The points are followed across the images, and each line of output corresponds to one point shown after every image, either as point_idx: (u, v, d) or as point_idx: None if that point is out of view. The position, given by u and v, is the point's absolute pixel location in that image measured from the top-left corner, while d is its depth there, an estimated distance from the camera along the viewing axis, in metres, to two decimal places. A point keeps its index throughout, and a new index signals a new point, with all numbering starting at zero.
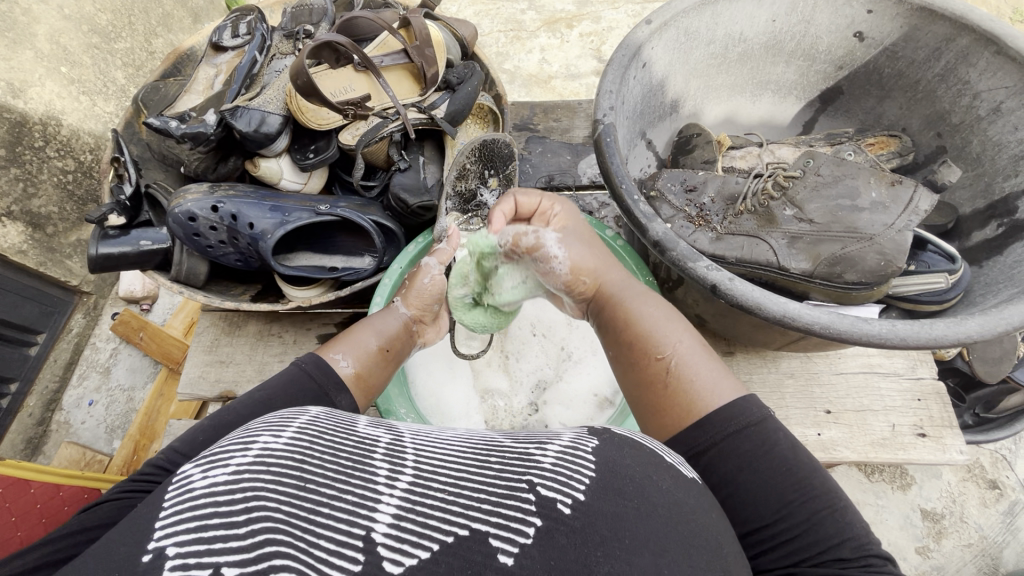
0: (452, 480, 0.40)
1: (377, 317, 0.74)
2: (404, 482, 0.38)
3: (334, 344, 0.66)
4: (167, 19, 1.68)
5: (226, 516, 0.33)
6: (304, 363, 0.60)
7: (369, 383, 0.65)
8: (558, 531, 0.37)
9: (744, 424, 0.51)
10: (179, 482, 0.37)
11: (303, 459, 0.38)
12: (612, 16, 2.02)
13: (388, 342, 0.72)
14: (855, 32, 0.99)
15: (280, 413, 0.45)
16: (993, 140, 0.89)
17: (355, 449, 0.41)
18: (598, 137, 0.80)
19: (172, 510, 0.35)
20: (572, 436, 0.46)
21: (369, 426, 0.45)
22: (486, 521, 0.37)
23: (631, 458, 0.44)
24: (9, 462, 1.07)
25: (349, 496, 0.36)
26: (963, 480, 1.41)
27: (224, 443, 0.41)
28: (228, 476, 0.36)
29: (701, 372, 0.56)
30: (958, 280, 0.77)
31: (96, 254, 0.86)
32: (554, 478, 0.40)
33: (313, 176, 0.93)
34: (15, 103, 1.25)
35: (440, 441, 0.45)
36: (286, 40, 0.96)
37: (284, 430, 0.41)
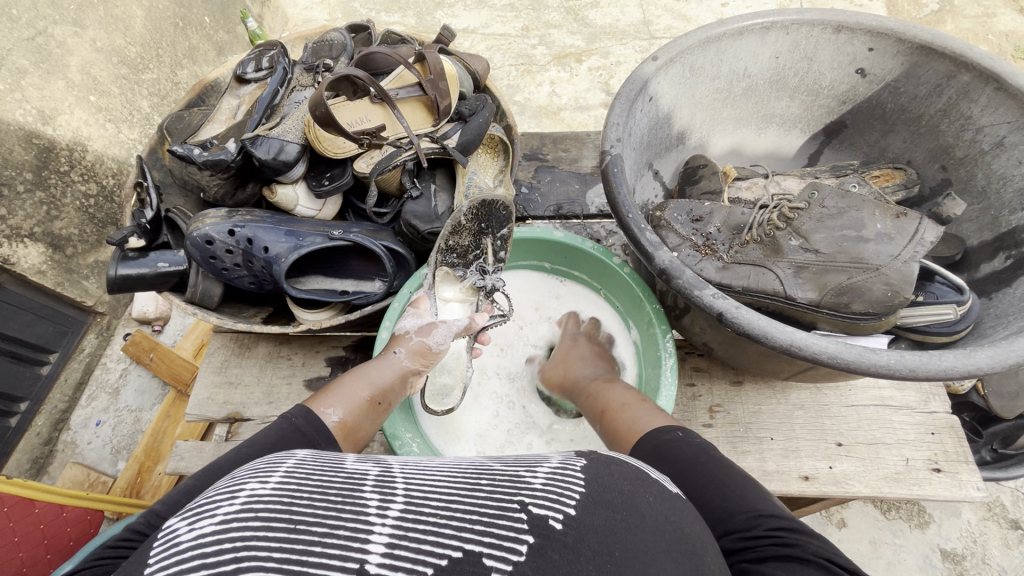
0: (444, 503, 0.40)
1: (371, 366, 0.75)
2: (395, 510, 0.38)
3: (323, 397, 0.66)
4: (194, 52, 1.76)
5: (213, 566, 0.33)
6: (293, 416, 0.60)
7: (359, 433, 0.66)
8: (551, 548, 0.37)
9: (658, 443, 0.61)
10: (165, 537, 0.37)
11: (292, 501, 0.38)
12: (621, 51, 2.08)
13: (379, 393, 0.72)
14: (857, 68, 1.01)
15: (267, 458, 0.46)
16: (998, 173, 0.90)
17: (345, 485, 0.41)
18: (605, 168, 0.81)
19: (158, 566, 0.35)
20: (559, 458, 0.47)
21: (356, 463, 0.46)
22: (479, 542, 0.37)
23: (617, 474, 0.45)
24: (17, 481, 1.08)
25: (341, 530, 0.36)
26: (985, 519, 1.36)
27: (211, 494, 0.41)
28: (216, 526, 0.36)
29: (635, 412, 0.70)
30: (967, 312, 0.76)
31: (115, 276, 0.88)
32: (544, 496, 0.41)
33: (327, 203, 0.96)
34: (45, 129, 1.31)
35: (429, 470, 0.45)
36: (306, 72, 1.01)
37: (269, 477, 0.41)
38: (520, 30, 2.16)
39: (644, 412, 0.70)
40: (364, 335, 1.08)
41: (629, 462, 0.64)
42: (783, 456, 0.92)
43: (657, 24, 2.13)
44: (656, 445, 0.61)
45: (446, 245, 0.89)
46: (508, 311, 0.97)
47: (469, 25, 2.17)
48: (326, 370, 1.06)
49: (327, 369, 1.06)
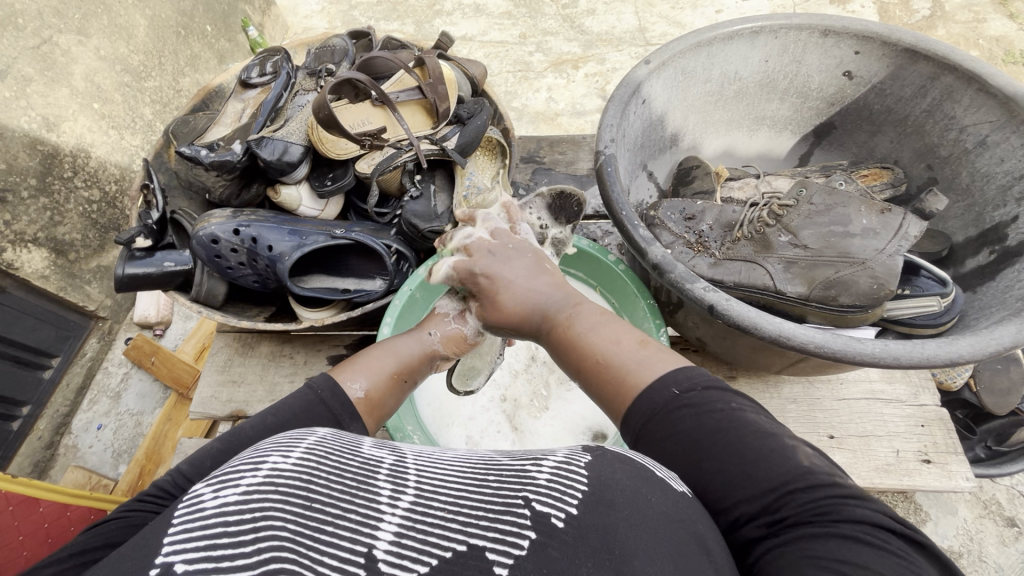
0: (451, 499, 0.42)
1: (401, 341, 0.75)
2: (405, 501, 0.41)
3: (349, 369, 0.67)
4: (195, 60, 1.79)
5: (235, 535, 0.36)
6: (319, 390, 0.60)
7: (381, 409, 0.66)
8: (551, 546, 0.39)
9: (662, 405, 0.54)
10: (190, 501, 0.39)
11: (310, 479, 0.40)
12: (616, 58, 2.12)
13: (404, 371, 0.72)
14: (844, 72, 1.04)
15: (289, 433, 0.47)
16: (981, 171, 0.92)
17: (359, 470, 0.43)
18: (600, 167, 0.84)
19: (183, 528, 0.37)
20: (566, 452, 0.47)
21: (373, 448, 0.48)
22: (483, 538, 0.39)
23: (621, 472, 0.45)
24: (21, 481, 1.10)
25: (353, 514, 0.39)
26: (980, 516, 1.38)
27: (234, 463, 0.43)
28: (239, 497, 0.38)
29: (621, 354, 0.60)
30: (951, 304, 0.78)
31: (122, 275, 0.90)
32: (548, 493, 0.42)
33: (330, 204, 0.98)
34: (49, 136, 1.33)
35: (439, 462, 0.47)
36: (309, 77, 1.03)
37: (291, 451, 0.43)
38: (517, 37, 2.19)
39: (642, 357, 0.59)
40: (365, 333, 1.10)
41: (634, 411, 0.55)
42: None
43: (652, 31, 2.17)
44: (659, 409, 0.54)
45: None
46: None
47: (468, 32, 2.21)
48: (328, 368, 1.08)
49: (329, 367, 1.08)
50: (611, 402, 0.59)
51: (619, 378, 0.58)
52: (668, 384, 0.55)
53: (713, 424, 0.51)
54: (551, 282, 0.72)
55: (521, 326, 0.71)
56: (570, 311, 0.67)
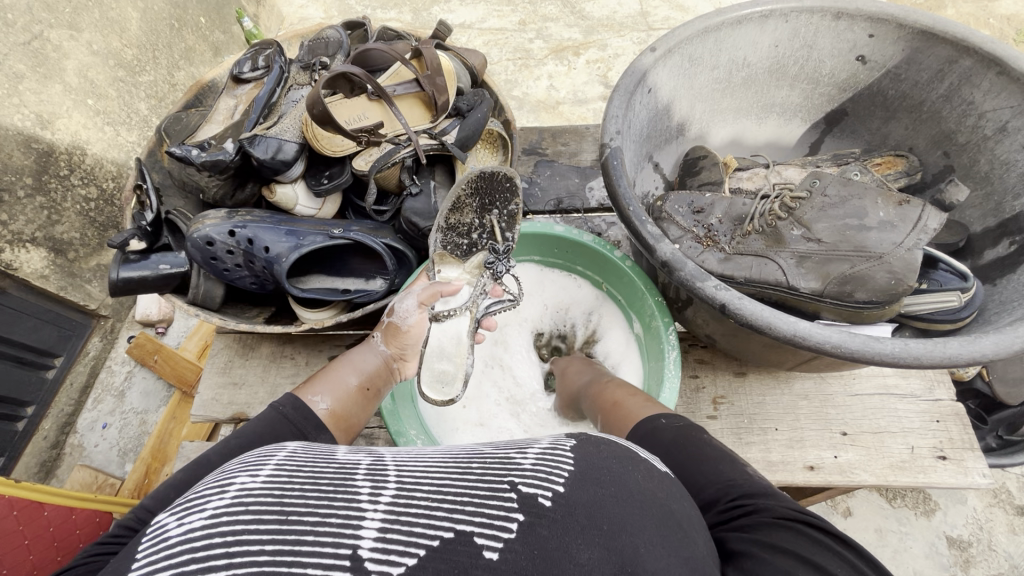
0: (434, 488, 0.40)
1: (356, 354, 0.79)
2: (387, 496, 0.38)
3: (312, 385, 0.70)
4: (190, 53, 1.75)
5: (204, 561, 0.33)
6: (282, 406, 0.63)
7: (350, 420, 0.69)
8: (539, 525, 0.37)
9: (666, 438, 0.61)
10: (155, 532, 0.38)
11: (282, 493, 0.38)
12: (619, 43, 2.07)
13: (366, 379, 0.76)
14: (857, 56, 1.00)
15: (258, 453, 0.46)
16: (1001, 158, 0.89)
17: (336, 476, 0.41)
18: (605, 160, 0.81)
19: (148, 562, 0.35)
20: (548, 442, 0.46)
21: (348, 454, 0.45)
22: (470, 522, 0.37)
23: (606, 452, 0.45)
24: (26, 485, 1.09)
25: (334, 518, 0.36)
26: (991, 505, 1.36)
27: (201, 489, 0.41)
28: (207, 521, 0.36)
29: (643, 405, 0.70)
30: (971, 298, 0.75)
31: (117, 279, 0.88)
32: (533, 475, 0.41)
33: (327, 202, 0.95)
34: (44, 134, 1.31)
35: (420, 457, 0.45)
36: (303, 71, 1.00)
37: (260, 470, 0.42)
38: (517, 24, 2.14)
39: (651, 406, 0.69)
40: (367, 333, 1.08)
41: (646, 426, 0.64)
42: (787, 447, 0.91)
43: (655, 15, 2.12)
44: (663, 438, 0.61)
45: (447, 223, 0.89)
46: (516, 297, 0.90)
47: (466, 20, 2.15)
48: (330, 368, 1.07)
49: None
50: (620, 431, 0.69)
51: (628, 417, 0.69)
52: (664, 416, 0.64)
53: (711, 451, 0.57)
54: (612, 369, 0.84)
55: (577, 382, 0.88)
56: (614, 383, 0.79)
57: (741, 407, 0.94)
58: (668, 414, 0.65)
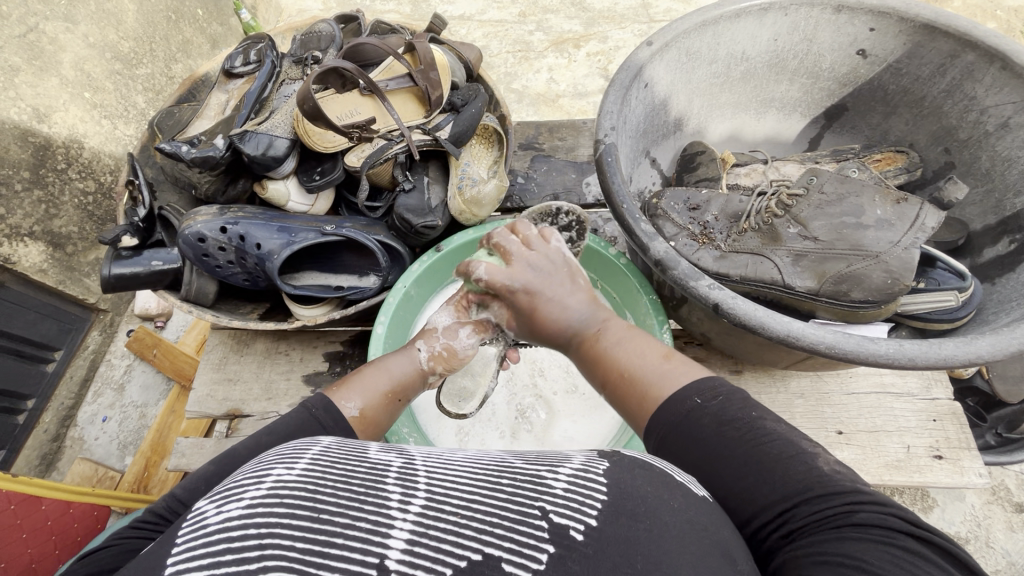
0: (465, 502, 0.38)
1: (393, 358, 0.71)
2: (417, 505, 0.37)
3: (344, 389, 0.64)
4: (188, 45, 1.74)
5: (240, 552, 0.33)
6: (313, 406, 0.59)
7: (375, 426, 0.64)
8: (570, 558, 0.36)
9: (686, 411, 0.51)
10: (193, 518, 0.37)
11: (316, 488, 0.37)
12: (620, 36, 2.05)
13: (398, 389, 0.68)
14: (858, 50, 0.99)
15: (294, 443, 0.45)
16: (1002, 155, 0.88)
17: (367, 475, 0.40)
18: (599, 157, 0.80)
19: (186, 547, 0.34)
20: (581, 460, 0.45)
21: (380, 452, 0.44)
22: (500, 546, 0.36)
23: (641, 478, 0.43)
24: (25, 479, 1.09)
25: (363, 523, 0.35)
26: (988, 503, 1.36)
27: (237, 478, 0.40)
28: (242, 511, 0.35)
29: (652, 367, 0.57)
30: (969, 298, 0.74)
31: (109, 275, 0.88)
32: (565, 504, 0.39)
33: (319, 198, 0.94)
34: (40, 127, 1.30)
35: (452, 462, 0.43)
36: (294, 65, 1.00)
37: (295, 462, 0.40)
38: (517, 16, 2.12)
39: (666, 367, 0.56)
40: (361, 329, 1.08)
41: (656, 423, 0.53)
42: None
43: (656, 7, 2.09)
44: (680, 421, 0.51)
45: None
46: None
47: (465, 11, 2.13)
48: (324, 365, 1.06)
49: (325, 364, 1.06)
50: (627, 407, 0.57)
51: (639, 387, 0.56)
52: (674, 405, 0.52)
53: (745, 425, 0.49)
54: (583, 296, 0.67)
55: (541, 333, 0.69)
56: (594, 330, 0.65)
57: None
58: (684, 393, 0.52)
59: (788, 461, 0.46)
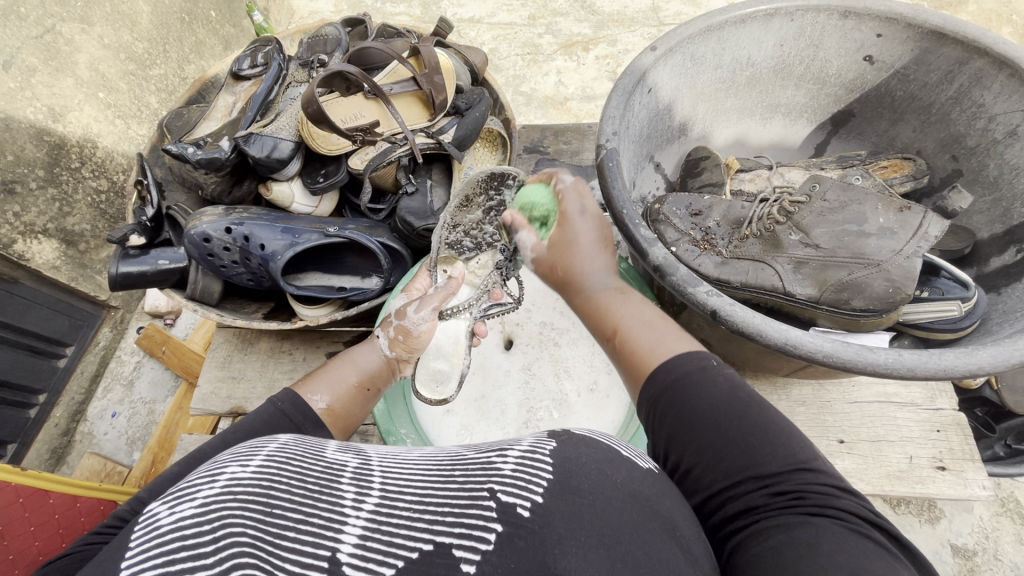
0: (417, 497, 0.40)
1: (358, 351, 0.75)
2: (370, 503, 0.39)
3: (311, 383, 0.66)
4: (201, 47, 1.77)
5: (194, 548, 0.33)
6: (280, 401, 0.61)
7: (347, 419, 0.67)
8: (518, 535, 0.37)
9: (674, 380, 0.54)
10: (146, 520, 0.37)
11: (270, 484, 0.38)
12: (629, 39, 2.05)
13: (366, 377, 0.72)
14: (864, 56, 0.98)
15: (249, 443, 0.45)
16: (1010, 163, 0.86)
17: (323, 475, 0.41)
18: (600, 162, 0.80)
19: (140, 550, 0.34)
20: (531, 441, 0.45)
21: (337, 452, 0.45)
22: (449, 533, 0.37)
23: (586, 455, 0.44)
24: (34, 472, 1.11)
25: (317, 518, 0.36)
26: (997, 515, 1.34)
27: (191, 479, 0.40)
28: (196, 509, 0.35)
29: (650, 333, 0.61)
30: (972, 309, 0.74)
31: (116, 273, 0.89)
32: (512, 483, 0.40)
33: (324, 200, 0.96)
34: (55, 126, 1.33)
35: (406, 462, 0.45)
36: (300, 69, 1.00)
37: (250, 460, 0.41)
38: (527, 19, 2.13)
39: (663, 336, 0.60)
40: (364, 330, 1.09)
41: (658, 380, 0.55)
42: None
43: (666, 10, 2.09)
44: (681, 377, 0.54)
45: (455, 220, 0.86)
46: (518, 300, 0.86)
47: (475, 14, 2.14)
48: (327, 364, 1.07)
49: None
50: (630, 373, 0.60)
51: (639, 351, 0.60)
52: (687, 360, 0.55)
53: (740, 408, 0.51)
54: (608, 261, 0.72)
55: (564, 286, 0.73)
56: (613, 292, 0.69)
57: None
58: (688, 355, 0.56)
59: (781, 443, 0.49)
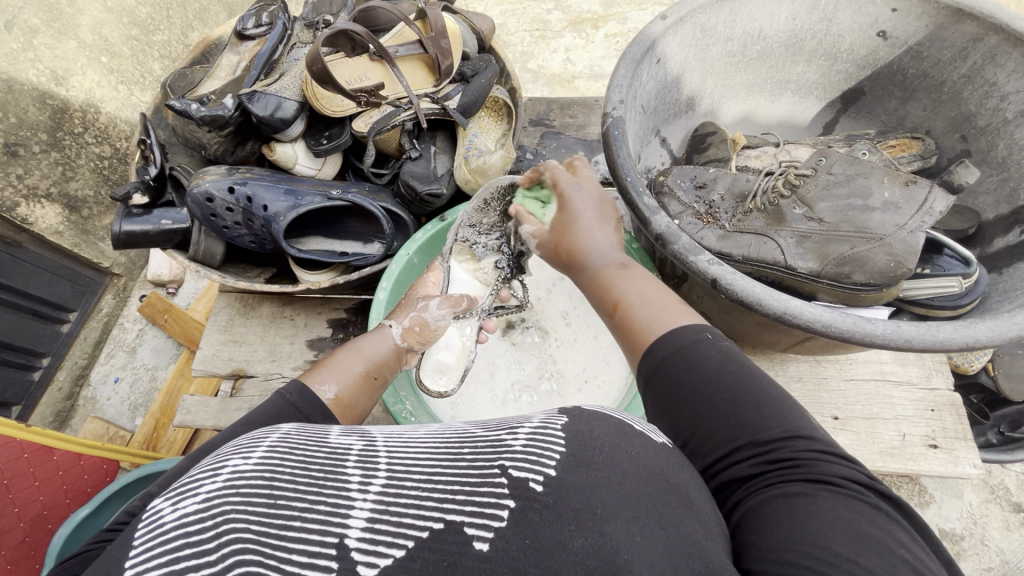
0: (426, 477, 0.38)
1: (365, 340, 0.72)
2: (377, 485, 0.37)
3: (318, 374, 0.64)
4: (204, 13, 1.74)
5: (196, 544, 0.33)
6: (288, 393, 0.57)
7: (356, 410, 0.63)
8: (532, 509, 0.36)
9: (677, 348, 0.52)
10: (150, 517, 0.37)
11: (273, 475, 0.37)
12: (639, 17, 2.01)
13: (374, 367, 0.69)
14: (878, 31, 0.96)
15: (253, 434, 0.44)
16: (1020, 143, 0.86)
17: (327, 460, 0.39)
18: (606, 130, 0.79)
19: (144, 548, 0.34)
20: (542, 417, 0.44)
21: (341, 436, 0.43)
22: (460, 512, 0.36)
23: (597, 427, 0.42)
24: (37, 429, 1.11)
25: (323, 506, 0.35)
26: (986, 501, 1.35)
27: (194, 473, 0.40)
28: (198, 506, 0.35)
29: (649, 306, 0.58)
30: (975, 286, 0.74)
31: (120, 231, 0.89)
32: (524, 458, 0.39)
33: (327, 162, 0.95)
34: (58, 90, 1.32)
35: (413, 439, 0.43)
36: (305, 29, 0.99)
37: (252, 452, 0.40)
38: None
39: (663, 310, 0.57)
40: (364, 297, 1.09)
41: (654, 352, 0.53)
42: None
43: None
44: (674, 352, 0.52)
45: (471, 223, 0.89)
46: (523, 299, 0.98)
47: None
48: (327, 331, 1.08)
49: (329, 330, 1.08)
50: (628, 343, 0.57)
51: (638, 325, 0.57)
52: (686, 332, 0.53)
53: (732, 381, 0.49)
54: (613, 238, 0.70)
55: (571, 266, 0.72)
56: (616, 266, 0.66)
57: None
58: (695, 326, 0.53)
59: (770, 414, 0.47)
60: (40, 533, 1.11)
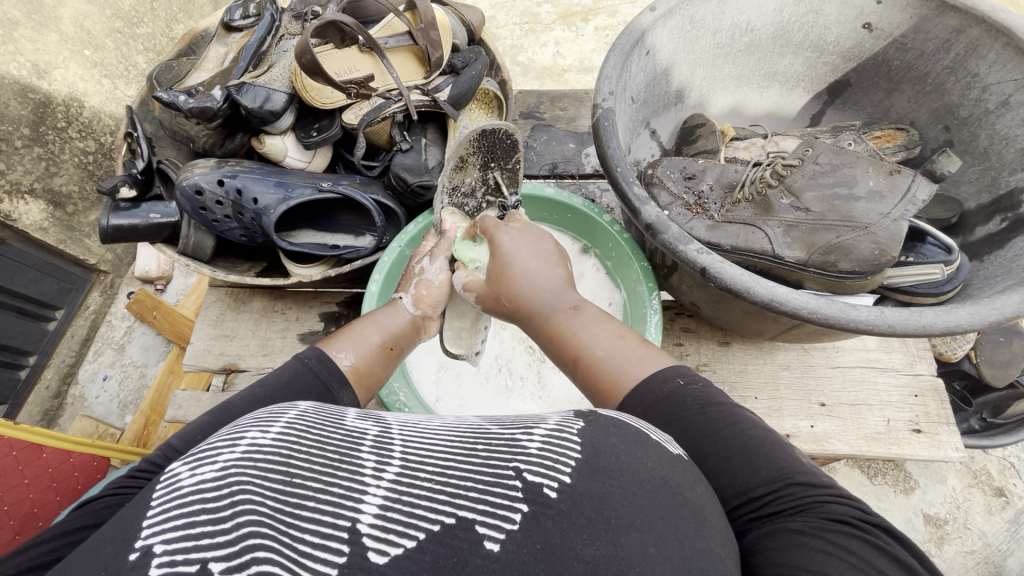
0: (439, 468, 0.39)
1: (381, 314, 0.74)
2: (391, 473, 0.38)
3: (336, 341, 0.66)
4: (188, 6, 1.72)
5: (213, 511, 0.33)
6: (307, 357, 0.60)
7: (371, 378, 0.65)
8: (544, 515, 0.36)
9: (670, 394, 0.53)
10: (167, 480, 0.37)
11: (290, 453, 0.37)
12: (628, 10, 2.01)
13: (391, 337, 0.72)
14: (863, 23, 0.98)
15: (271, 407, 0.45)
16: (1001, 134, 0.87)
17: (343, 442, 0.40)
18: (597, 121, 0.80)
19: (161, 507, 0.34)
20: (558, 420, 0.44)
21: (357, 419, 0.44)
22: (472, 508, 0.36)
23: (616, 438, 0.42)
24: (24, 427, 1.10)
25: (336, 488, 0.36)
26: (969, 485, 1.38)
27: (213, 439, 0.40)
28: (216, 473, 0.35)
29: (615, 352, 0.58)
30: (955, 272, 0.76)
31: (107, 226, 0.88)
32: (539, 463, 0.39)
33: (317, 155, 0.95)
34: (40, 83, 1.30)
35: (428, 430, 0.43)
36: (293, 20, 0.99)
37: (271, 425, 0.40)
38: None
39: (634, 355, 0.58)
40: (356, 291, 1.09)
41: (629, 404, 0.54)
42: (765, 415, 0.93)
43: None
44: (649, 406, 0.53)
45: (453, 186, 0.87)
46: None
47: None
48: (319, 324, 1.08)
49: (321, 324, 1.08)
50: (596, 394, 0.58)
51: (607, 375, 0.57)
52: (654, 383, 0.54)
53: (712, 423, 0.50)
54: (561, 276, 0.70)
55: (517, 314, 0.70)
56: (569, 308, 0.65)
57: (722, 373, 0.95)
58: (663, 374, 0.54)
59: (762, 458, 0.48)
60: (29, 531, 1.11)
